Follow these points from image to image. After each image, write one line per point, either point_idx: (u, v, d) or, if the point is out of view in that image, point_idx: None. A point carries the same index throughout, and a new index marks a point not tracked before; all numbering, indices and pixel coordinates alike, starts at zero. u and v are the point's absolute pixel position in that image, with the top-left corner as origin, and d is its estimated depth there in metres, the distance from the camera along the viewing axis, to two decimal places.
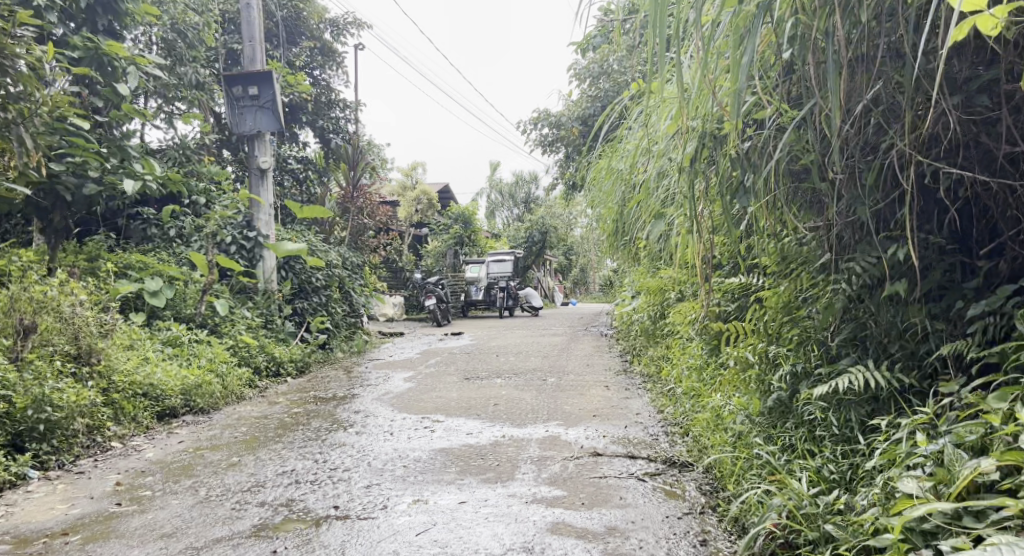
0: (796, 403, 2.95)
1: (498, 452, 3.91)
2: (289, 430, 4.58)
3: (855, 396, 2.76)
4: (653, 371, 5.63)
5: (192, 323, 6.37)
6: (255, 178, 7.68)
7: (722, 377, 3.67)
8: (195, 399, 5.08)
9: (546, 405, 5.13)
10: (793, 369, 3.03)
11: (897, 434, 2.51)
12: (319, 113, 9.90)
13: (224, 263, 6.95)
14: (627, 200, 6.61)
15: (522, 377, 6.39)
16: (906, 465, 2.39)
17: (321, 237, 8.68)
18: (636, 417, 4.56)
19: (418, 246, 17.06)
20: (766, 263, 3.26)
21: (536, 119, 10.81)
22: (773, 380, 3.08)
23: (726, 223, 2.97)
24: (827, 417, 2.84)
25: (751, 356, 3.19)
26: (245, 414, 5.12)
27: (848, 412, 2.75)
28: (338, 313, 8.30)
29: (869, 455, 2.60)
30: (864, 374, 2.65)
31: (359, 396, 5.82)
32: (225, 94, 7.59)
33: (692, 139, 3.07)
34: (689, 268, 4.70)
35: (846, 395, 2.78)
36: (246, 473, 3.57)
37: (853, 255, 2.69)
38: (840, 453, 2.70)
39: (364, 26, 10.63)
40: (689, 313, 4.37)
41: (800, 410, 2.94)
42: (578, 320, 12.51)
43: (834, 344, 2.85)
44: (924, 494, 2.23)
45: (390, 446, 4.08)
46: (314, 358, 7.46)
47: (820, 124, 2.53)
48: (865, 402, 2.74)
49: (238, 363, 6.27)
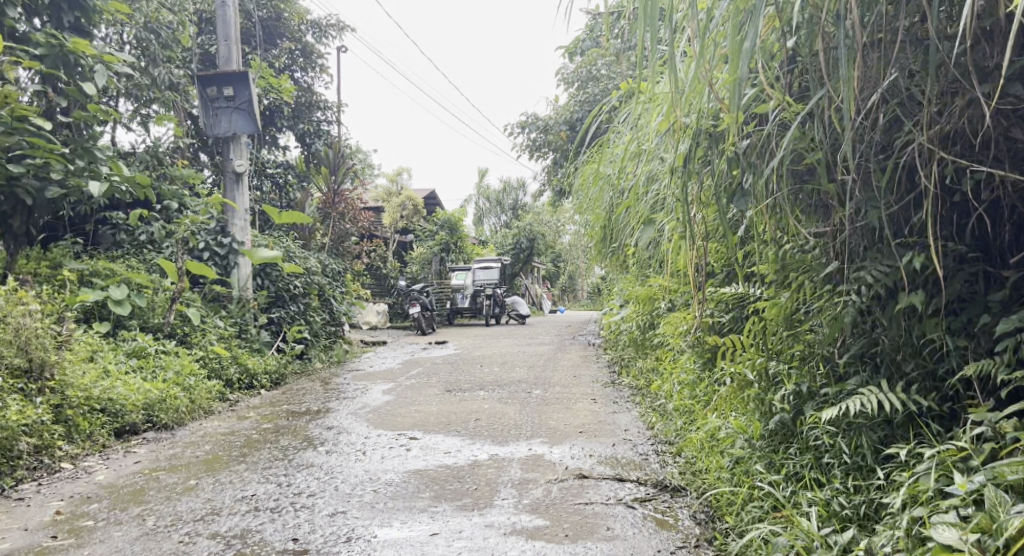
0: (801, 427, 2.71)
1: (476, 474, 3.65)
2: (255, 448, 4.31)
3: (867, 419, 2.53)
4: (643, 385, 5.38)
5: (159, 333, 6.07)
6: (230, 183, 7.38)
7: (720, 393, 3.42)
8: (158, 415, 4.80)
9: (530, 420, 4.88)
10: (797, 389, 2.79)
11: (920, 466, 2.29)
12: (299, 116, 9.63)
13: (196, 270, 6.66)
14: (617, 205, 6.36)
15: (506, 389, 6.13)
16: (938, 506, 2.17)
17: (300, 243, 8.39)
18: (625, 434, 4.32)
19: (403, 253, 16.78)
20: (764, 271, 3.02)
21: (523, 123, 10.57)
22: (773, 401, 2.83)
23: (722, 229, 2.74)
24: (835, 443, 2.61)
25: (750, 374, 2.95)
26: (211, 430, 4.84)
27: (860, 438, 2.52)
28: (317, 322, 8.02)
29: (887, 489, 2.37)
30: (877, 395, 2.42)
31: (334, 410, 5.54)
32: (199, 95, 7.29)
33: (685, 138, 2.83)
34: (681, 277, 4.46)
35: (856, 419, 2.55)
36: (201, 498, 3.31)
37: (862, 263, 2.46)
38: (851, 485, 2.46)
39: (346, 28, 10.37)
40: (681, 324, 4.13)
41: (805, 435, 2.70)
42: (565, 329, 12.26)
43: (841, 361, 2.61)
44: (965, 546, 2.02)
45: (362, 467, 3.81)
46: (291, 369, 7.18)
47: (828, 118, 2.29)
48: (877, 427, 2.51)
49: (208, 375, 5.98)
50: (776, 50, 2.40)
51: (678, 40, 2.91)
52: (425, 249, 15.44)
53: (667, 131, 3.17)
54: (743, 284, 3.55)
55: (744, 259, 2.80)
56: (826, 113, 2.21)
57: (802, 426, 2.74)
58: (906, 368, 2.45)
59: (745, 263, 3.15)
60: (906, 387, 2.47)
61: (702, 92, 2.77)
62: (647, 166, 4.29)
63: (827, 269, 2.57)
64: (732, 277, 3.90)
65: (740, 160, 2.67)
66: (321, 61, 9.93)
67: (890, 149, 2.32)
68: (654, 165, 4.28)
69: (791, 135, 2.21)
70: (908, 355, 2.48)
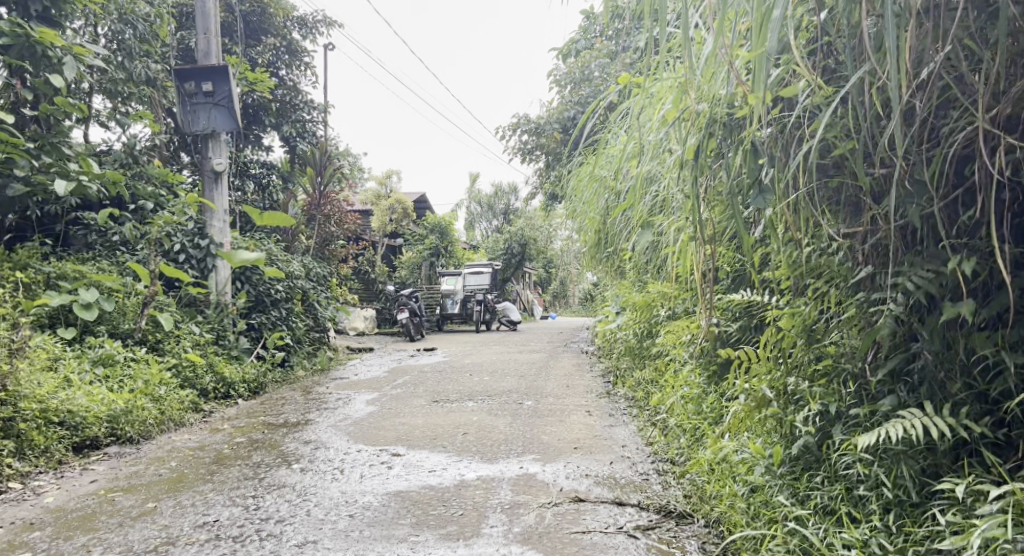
0: (830, 454, 2.45)
1: (462, 498, 3.33)
2: (225, 465, 3.99)
3: (908, 446, 2.28)
4: (641, 396, 5.08)
5: (130, 340, 5.73)
6: (208, 182, 7.06)
7: (731, 411, 3.14)
8: (123, 428, 4.46)
9: (521, 434, 4.57)
10: (822, 409, 2.53)
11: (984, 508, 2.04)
12: (284, 116, 9.27)
13: (171, 274, 6.34)
14: (613, 208, 6.06)
15: (496, 400, 5.82)
16: None
17: (282, 246, 8.06)
18: (623, 450, 4.02)
19: (391, 257, 16.46)
20: (782, 278, 2.75)
21: (515, 125, 10.27)
22: (796, 423, 2.56)
23: (737, 230, 2.47)
24: (870, 473, 2.35)
25: (763, 393, 2.67)
26: (180, 444, 4.52)
27: (902, 469, 2.26)
28: (300, 327, 7.69)
29: (940, 532, 2.12)
30: (923, 421, 2.16)
31: (314, 422, 5.22)
32: (176, 90, 6.95)
33: (694, 128, 2.56)
34: (684, 283, 4.17)
35: (895, 446, 2.30)
36: (158, 524, 3.01)
37: (899, 268, 2.21)
38: (894, 525, 2.22)
39: (334, 24, 10.03)
40: (686, 334, 3.84)
41: (834, 463, 2.44)
42: (556, 336, 11.95)
43: (874, 379, 2.36)
44: None
45: (339, 488, 3.51)
46: (271, 377, 6.85)
47: (867, 103, 2.04)
48: (920, 456, 2.27)
49: (180, 386, 5.65)
50: (808, 22, 2.15)
51: (691, 19, 2.64)
52: (415, 253, 15.12)
53: (674, 122, 2.90)
54: (755, 292, 3.27)
55: (756, 263, 2.55)
56: (867, 94, 1.95)
57: (830, 451, 2.48)
58: (953, 388, 2.19)
59: (757, 266, 2.88)
60: (952, 409, 2.21)
61: (716, 75, 2.51)
62: (653, 163, 4.00)
63: (859, 274, 2.33)
64: (746, 282, 3.59)
65: (756, 153, 2.43)
66: (307, 59, 9.61)
67: (936, 139, 2.08)
68: (661, 162, 3.98)
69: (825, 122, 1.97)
70: (955, 372, 2.22)
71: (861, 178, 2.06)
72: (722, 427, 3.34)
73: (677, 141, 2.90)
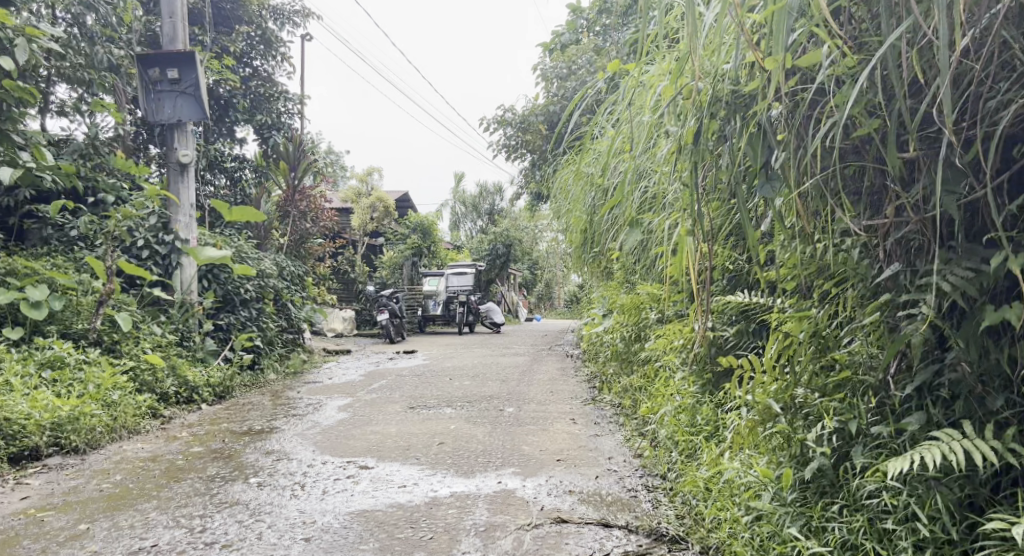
0: (850, 480, 2.22)
1: (433, 518, 3.02)
2: (175, 478, 3.66)
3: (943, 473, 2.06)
4: (628, 404, 4.79)
5: (84, 341, 5.39)
6: (174, 175, 6.72)
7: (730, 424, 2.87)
8: (67, 437, 4.14)
9: (500, 444, 4.26)
10: (839, 428, 2.29)
11: None
12: (257, 108, 8.92)
13: (130, 271, 6.00)
14: (600, 206, 5.77)
15: (475, 407, 5.51)
16: None
17: (253, 243, 7.71)
18: (609, 463, 3.74)
19: (372, 256, 16.11)
20: (789, 278, 2.48)
21: (500, 120, 9.96)
22: (809, 443, 2.32)
23: (741, 224, 2.20)
24: (898, 504, 2.12)
25: (771, 407, 2.42)
26: (130, 454, 4.19)
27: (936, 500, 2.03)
28: (271, 329, 7.34)
29: None
30: (965, 446, 1.94)
31: (280, 430, 4.90)
32: (139, 78, 6.62)
33: (693, 108, 2.28)
34: (677, 284, 3.90)
35: (928, 472, 2.08)
36: (87, 551, 2.70)
37: (931, 268, 1.97)
38: None
39: (311, 15, 9.70)
40: (677, 338, 3.56)
41: (855, 490, 2.20)
42: (541, 338, 11.62)
43: (901, 394, 2.14)
44: None
45: (297, 506, 3.19)
46: (239, 380, 6.51)
47: (900, 73, 1.78)
48: (956, 485, 2.05)
49: (137, 390, 5.30)
50: None
51: None
52: (396, 253, 14.76)
53: (671, 105, 2.61)
54: (756, 293, 3.01)
55: (760, 261, 2.28)
56: (903, 60, 1.69)
57: (849, 476, 2.25)
58: (995, 406, 1.97)
59: (761, 266, 2.61)
60: (995, 431, 1.99)
61: (719, 48, 2.22)
62: (645, 154, 3.71)
63: (881, 273, 2.07)
64: (747, 283, 3.31)
65: (763, 136, 2.15)
66: (282, 49, 9.27)
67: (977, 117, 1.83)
68: (654, 154, 3.70)
69: (853, 97, 1.69)
70: (994, 388, 2.00)
71: (894, 162, 1.79)
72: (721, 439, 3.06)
73: (672, 124, 2.62)
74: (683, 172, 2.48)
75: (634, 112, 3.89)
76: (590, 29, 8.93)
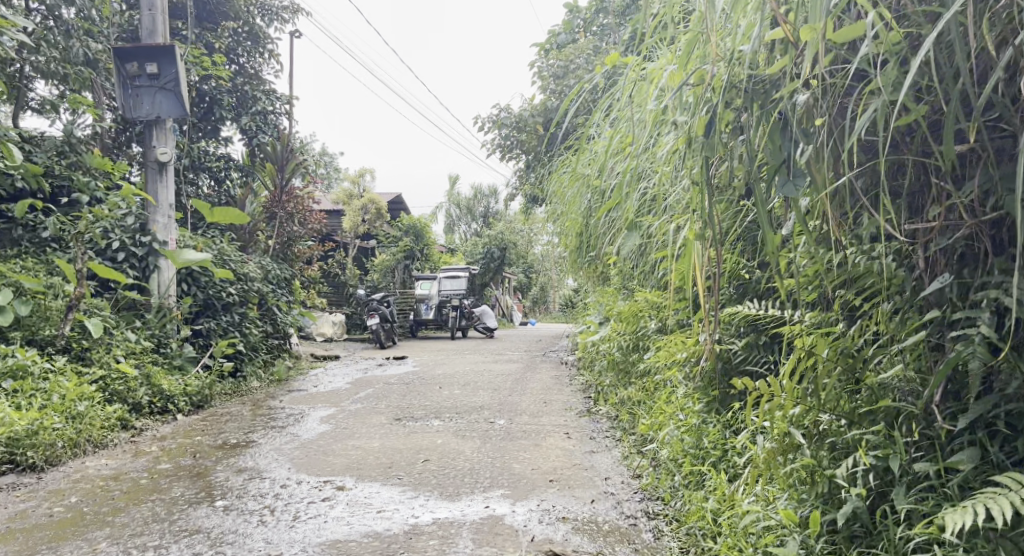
0: (893, 526, 1.97)
1: (411, 551, 2.74)
2: (134, 501, 3.36)
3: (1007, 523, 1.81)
4: (625, 417, 4.53)
5: (51, 348, 5.09)
6: (152, 174, 6.42)
7: (743, 452, 2.62)
8: (23, 453, 3.85)
9: (489, 462, 3.98)
10: (876, 465, 2.06)
11: None
12: (243, 106, 8.64)
13: (104, 274, 5.71)
14: (598, 208, 5.50)
15: (465, 418, 5.23)
16: None
17: (237, 245, 7.43)
18: (606, 484, 3.47)
19: (364, 259, 15.82)
20: (809, 290, 2.24)
21: (494, 120, 9.70)
22: (842, 480, 2.08)
23: (759, 227, 1.94)
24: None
25: (797, 437, 2.17)
26: (92, 471, 3.89)
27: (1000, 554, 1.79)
28: (255, 335, 7.05)
29: None
30: None
31: (257, 444, 4.61)
32: (116, 73, 6.32)
33: (706, 95, 2.03)
34: (681, 291, 3.63)
35: (990, 523, 1.84)
36: None
37: (988, 282, 1.76)
38: None
39: (301, 11, 9.41)
40: (679, 350, 3.31)
41: (899, 540, 1.96)
42: (535, 344, 11.35)
43: (953, 428, 1.90)
44: None
45: (262, 535, 2.91)
46: (219, 388, 6.22)
47: (956, 53, 1.57)
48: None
49: (107, 400, 5.00)
50: None
51: None
52: (389, 256, 14.48)
53: (678, 92, 2.35)
54: (769, 303, 2.76)
55: (781, 269, 2.02)
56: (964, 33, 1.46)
57: (888, 522, 2.00)
58: None
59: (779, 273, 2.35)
60: None
61: (738, 25, 1.97)
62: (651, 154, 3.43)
63: (926, 286, 1.84)
64: (762, 293, 3.04)
65: (786, 125, 1.89)
66: (270, 46, 8.98)
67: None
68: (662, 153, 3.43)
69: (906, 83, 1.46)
70: None
71: (949, 155, 1.56)
72: (738, 475, 2.74)
73: (679, 114, 2.36)
74: (691, 166, 2.22)
75: (640, 108, 3.62)
76: (588, 27, 8.69)
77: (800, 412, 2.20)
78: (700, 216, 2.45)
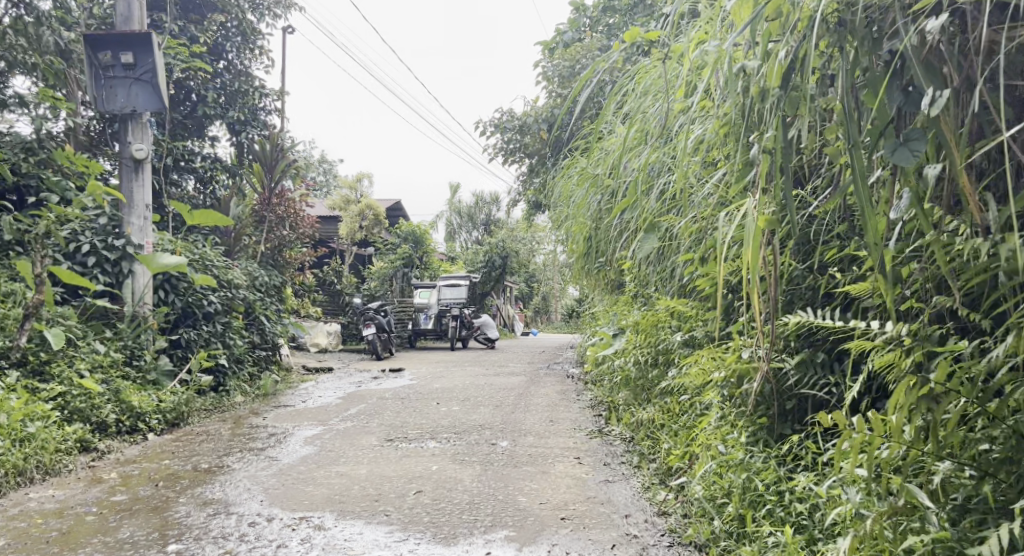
0: None
1: None
2: (71, 545, 2.86)
3: None
4: (642, 441, 4.02)
5: (5, 362, 4.60)
6: (126, 172, 5.93)
7: (828, 515, 2.15)
8: None
9: (491, 494, 3.46)
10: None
11: None
12: (231, 103, 8.18)
13: (69, 280, 5.22)
14: (610, 210, 5.01)
15: (464, 440, 4.73)
16: None
17: (221, 250, 6.94)
18: (628, 525, 2.96)
19: (361, 267, 15.32)
20: (918, 296, 1.86)
21: (497, 121, 9.21)
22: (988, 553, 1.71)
23: (860, 199, 1.49)
24: None
25: (918, 498, 1.83)
26: (31, 506, 3.38)
27: None
28: (239, 346, 6.55)
29: None
30: None
31: (231, 469, 4.10)
32: (88, 62, 5.84)
33: (792, 37, 1.72)
34: (719, 300, 3.16)
35: None
36: None
37: None
38: None
39: (294, 5, 8.94)
40: (716, 370, 2.82)
41: None
42: (538, 356, 10.80)
43: None
44: None
45: None
46: (196, 404, 5.72)
47: None
48: None
49: (66, 419, 4.51)
50: None
51: None
52: (387, 263, 13.96)
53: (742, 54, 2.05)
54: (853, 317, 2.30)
55: (887, 268, 1.60)
56: None
57: None
58: None
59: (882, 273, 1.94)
60: None
61: None
62: (687, 143, 2.99)
63: None
64: (821, 303, 2.56)
65: (902, 71, 1.63)
66: (261, 43, 8.50)
67: None
68: (712, 141, 2.98)
69: None
70: None
71: None
72: (807, 528, 2.20)
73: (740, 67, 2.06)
74: (763, 135, 1.88)
75: (686, 90, 3.14)
76: (595, 25, 8.20)
77: (908, 457, 1.80)
78: (769, 202, 2.05)
